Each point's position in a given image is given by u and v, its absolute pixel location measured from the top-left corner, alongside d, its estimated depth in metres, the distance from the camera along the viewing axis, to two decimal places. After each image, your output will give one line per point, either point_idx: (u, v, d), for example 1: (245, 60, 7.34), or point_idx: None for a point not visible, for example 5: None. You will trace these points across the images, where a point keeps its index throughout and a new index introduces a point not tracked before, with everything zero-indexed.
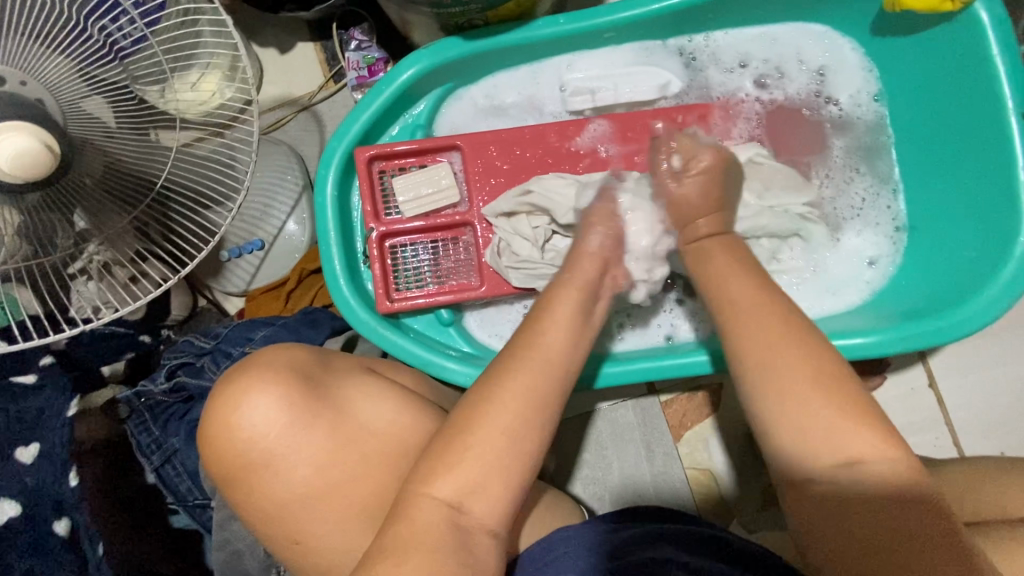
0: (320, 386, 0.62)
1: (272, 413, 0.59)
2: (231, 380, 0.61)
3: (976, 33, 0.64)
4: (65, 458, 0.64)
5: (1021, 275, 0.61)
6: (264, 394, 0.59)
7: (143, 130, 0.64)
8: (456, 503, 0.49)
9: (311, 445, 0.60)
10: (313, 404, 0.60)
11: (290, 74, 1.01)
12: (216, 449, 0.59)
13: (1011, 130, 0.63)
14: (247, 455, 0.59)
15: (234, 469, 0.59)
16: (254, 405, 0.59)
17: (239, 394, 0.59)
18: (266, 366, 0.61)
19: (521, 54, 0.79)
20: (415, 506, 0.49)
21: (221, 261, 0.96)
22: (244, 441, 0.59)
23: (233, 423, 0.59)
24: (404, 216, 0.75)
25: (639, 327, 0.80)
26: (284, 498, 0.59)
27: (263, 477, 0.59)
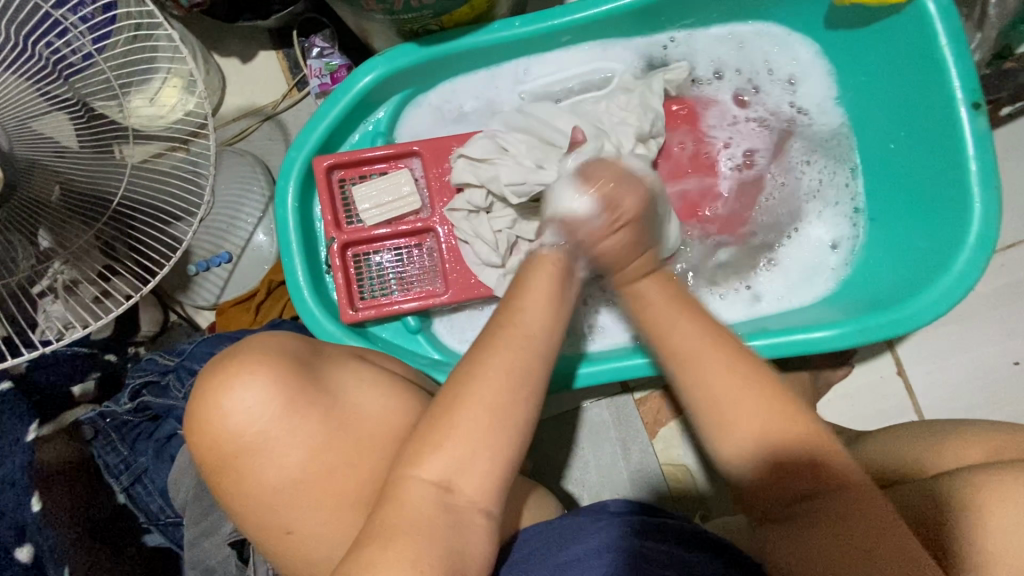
0: (315, 369, 0.60)
1: (265, 395, 0.56)
2: (220, 365, 0.57)
3: (923, 23, 0.64)
4: (26, 483, 0.62)
5: (973, 264, 0.62)
6: (257, 376, 0.56)
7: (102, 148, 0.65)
8: (446, 484, 0.49)
9: (304, 429, 0.57)
10: (307, 387, 0.58)
11: (253, 83, 1.00)
12: (202, 437, 0.56)
13: (960, 120, 0.63)
14: (238, 440, 0.56)
15: (222, 456, 0.56)
16: (244, 387, 0.56)
17: (230, 377, 0.56)
18: (259, 348, 0.58)
19: (479, 58, 0.79)
20: (405, 485, 0.49)
21: (189, 274, 0.95)
22: (235, 427, 0.56)
23: (223, 407, 0.56)
24: (366, 225, 0.75)
25: (606, 328, 0.81)
26: (278, 484, 0.56)
27: (255, 463, 0.56)
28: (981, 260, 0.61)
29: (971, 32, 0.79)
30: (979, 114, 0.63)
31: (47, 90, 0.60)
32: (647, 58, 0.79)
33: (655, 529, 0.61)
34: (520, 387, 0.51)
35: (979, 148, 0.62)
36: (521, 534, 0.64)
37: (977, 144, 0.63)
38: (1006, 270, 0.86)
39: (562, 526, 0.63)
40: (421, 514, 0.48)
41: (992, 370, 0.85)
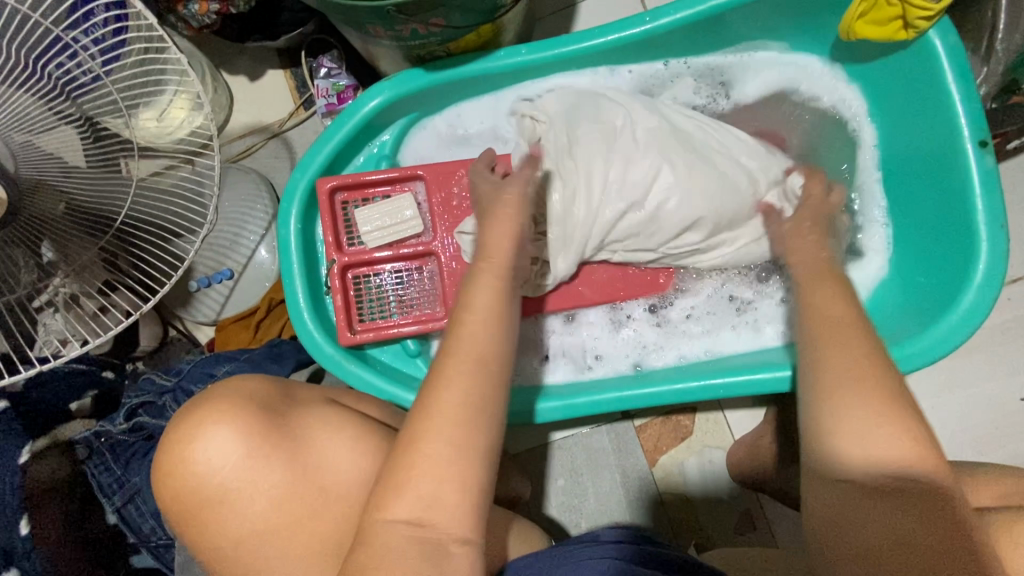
0: (282, 417, 0.57)
1: (228, 444, 0.54)
2: (184, 419, 0.56)
3: (931, 60, 0.64)
4: (16, 504, 0.63)
5: (984, 301, 0.61)
6: (223, 426, 0.54)
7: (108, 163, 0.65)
8: (416, 519, 0.47)
9: (268, 479, 0.55)
10: (272, 434, 0.56)
11: (260, 101, 1.00)
12: (169, 487, 0.54)
13: (968, 157, 0.63)
14: (202, 492, 0.54)
15: (185, 508, 0.54)
16: (209, 437, 0.54)
17: (197, 427, 0.54)
18: (227, 395, 0.57)
19: (484, 84, 0.79)
20: (374, 532, 0.47)
21: (189, 290, 0.94)
22: (201, 475, 0.53)
23: (188, 458, 0.54)
24: (367, 247, 0.75)
25: (604, 357, 0.80)
26: (241, 533, 0.54)
27: (220, 514, 0.54)
28: (989, 298, 0.61)
29: (977, 66, 0.79)
30: (986, 153, 0.62)
31: (59, 107, 0.60)
32: (653, 87, 0.79)
33: (645, 553, 0.60)
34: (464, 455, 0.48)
35: (987, 186, 0.62)
36: (514, 562, 0.62)
37: (984, 181, 0.62)
38: (1012, 304, 0.85)
39: (553, 554, 0.62)
40: (408, 543, 0.47)
41: (998, 404, 0.84)
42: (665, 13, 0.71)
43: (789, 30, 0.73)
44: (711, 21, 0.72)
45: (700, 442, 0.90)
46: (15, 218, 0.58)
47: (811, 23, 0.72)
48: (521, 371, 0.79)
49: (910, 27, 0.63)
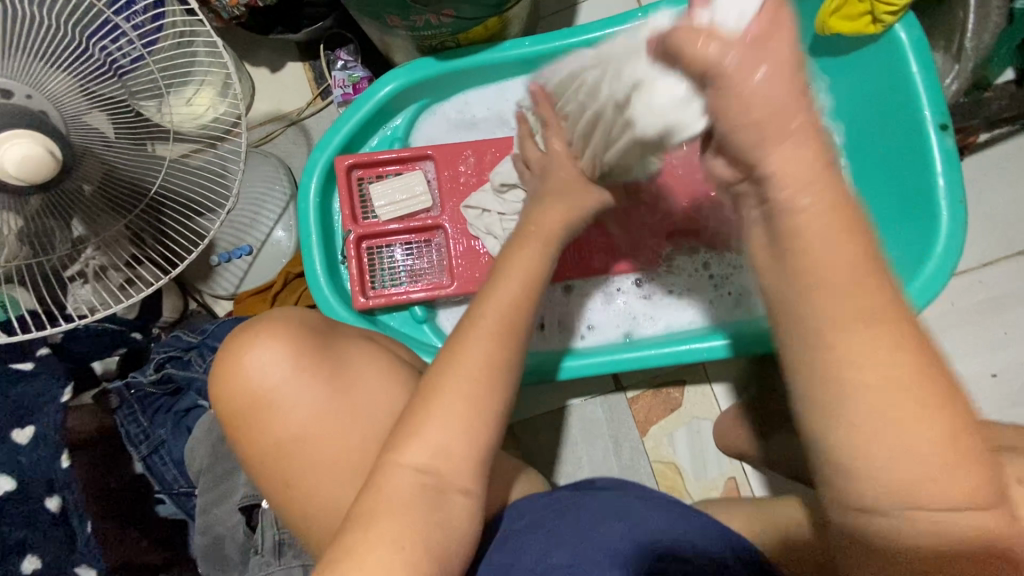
0: (330, 340, 0.60)
1: (282, 355, 0.57)
2: (241, 332, 0.59)
3: (899, 51, 0.70)
4: (57, 441, 0.70)
5: (942, 268, 0.67)
6: (280, 340, 0.58)
7: (140, 143, 0.69)
8: (426, 467, 0.50)
9: (314, 393, 0.57)
10: (322, 352, 0.59)
11: (281, 91, 1.07)
12: (225, 388, 0.58)
13: (930, 138, 0.69)
14: (250, 396, 0.57)
15: (235, 410, 0.58)
16: (265, 347, 0.57)
17: (254, 338, 0.58)
18: (287, 316, 0.60)
19: (491, 73, 0.86)
20: (388, 474, 0.50)
21: (211, 265, 1.00)
22: (252, 381, 0.57)
23: (243, 364, 0.57)
24: (381, 220, 0.81)
25: (598, 327, 0.85)
26: (284, 438, 0.57)
27: (266, 418, 0.57)
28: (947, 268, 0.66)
29: (949, 63, 0.85)
30: (946, 134, 0.68)
31: (98, 87, 0.64)
32: None
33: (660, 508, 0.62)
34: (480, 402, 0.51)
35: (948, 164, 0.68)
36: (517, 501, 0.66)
37: (945, 161, 0.68)
38: (983, 287, 0.90)
39: (561, 500, 0.64)
40: (417, 490, 0.49)
41: (971, 381, 0.89)
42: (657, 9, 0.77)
43: None
44: None
45: (689, 414, 0.95)
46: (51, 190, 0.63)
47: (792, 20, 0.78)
48: None
49: (877, 21, 0.69)
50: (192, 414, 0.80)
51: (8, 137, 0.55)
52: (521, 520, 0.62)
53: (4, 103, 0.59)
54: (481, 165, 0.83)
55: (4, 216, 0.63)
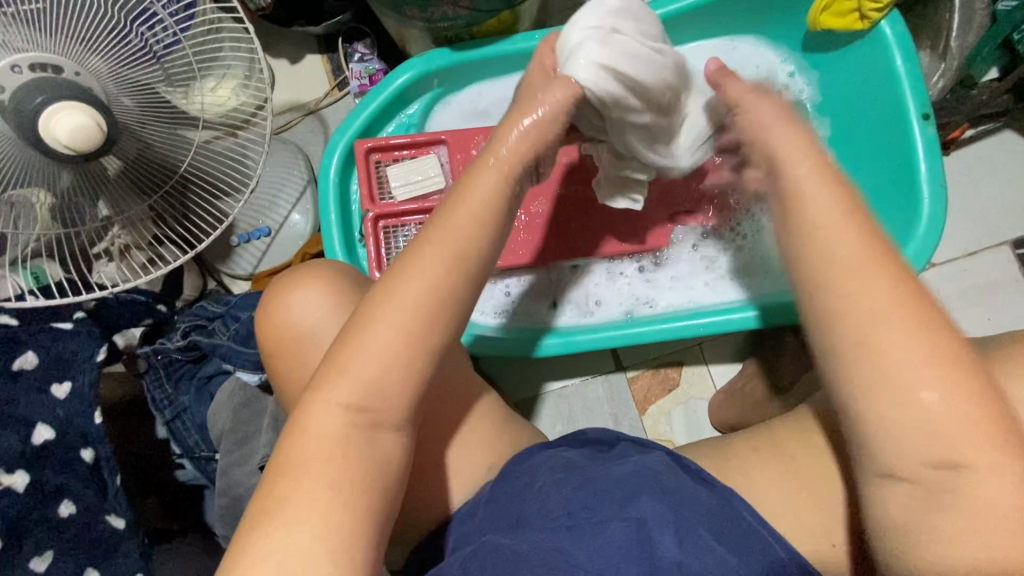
0: (368, 290, 0.65)
1: (325, 297, 0.61)
2: (288, 278, 0.64)
3: (884, 46, 0.74)
4: (93, 398, 0.67)
5: (920, 255, 0.71)
6: (314, 286, 0.62)
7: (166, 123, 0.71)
8: (356, 407, 0.49)
9: (350, 333, 0.61)
10: (361, 298, 0.63)
11: (299, 82, 1.12)
12: (269, 326, 0.62)
13: (912, 130, 0.73)
14: (289, 334, 0.61)
15: (277, 343, 0.62)
16: (312, 289, 0.61)
17: (293, 284, 0.62)
18: (322, 266, 0.64)
19: (502, 65, 0.90)
20: (312, 413, 0.48)
21: (230, 245, 1.05)
22: (293, 318, 0.61)
23: (289, 303, 0.61)
24: (397, 200, 0.85)
25: (601, 306, 0.90)
26: (322, 370, 0.60)
27: (301, 354, 0.61)
28: (929, 248, 0.70)
29: (936, 62, 0.90)
30: (928, 124, 0.72)
31: (132, 72, 0.67)
32: None
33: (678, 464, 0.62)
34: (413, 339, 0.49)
35: (929, 153, 0.72)
36: (526, 448, 0.68)
37: (927, 149, 0.72)
38: (967, 275, 0.94)
39: (562, 458, 0.63)
40: (349, 430, 0.48)
41: None
42: (660, 5, 0.82)
43: (768, 24, 0.84)
44: (701, 13, 0.83)
45: (686, 393, 0.99)
46: (84, 165, 0.67)
47: (787, 16, 0.83)
48: (527, 315, 0.89)
49: (864, 18, 0.73)
50: (215, 381, 0.85)
51: (63, 108, 0.60)
52: (519, 475, 0.63)
53: (55, 77, 0.62)
54: None
55: (37, 192, 0.67)
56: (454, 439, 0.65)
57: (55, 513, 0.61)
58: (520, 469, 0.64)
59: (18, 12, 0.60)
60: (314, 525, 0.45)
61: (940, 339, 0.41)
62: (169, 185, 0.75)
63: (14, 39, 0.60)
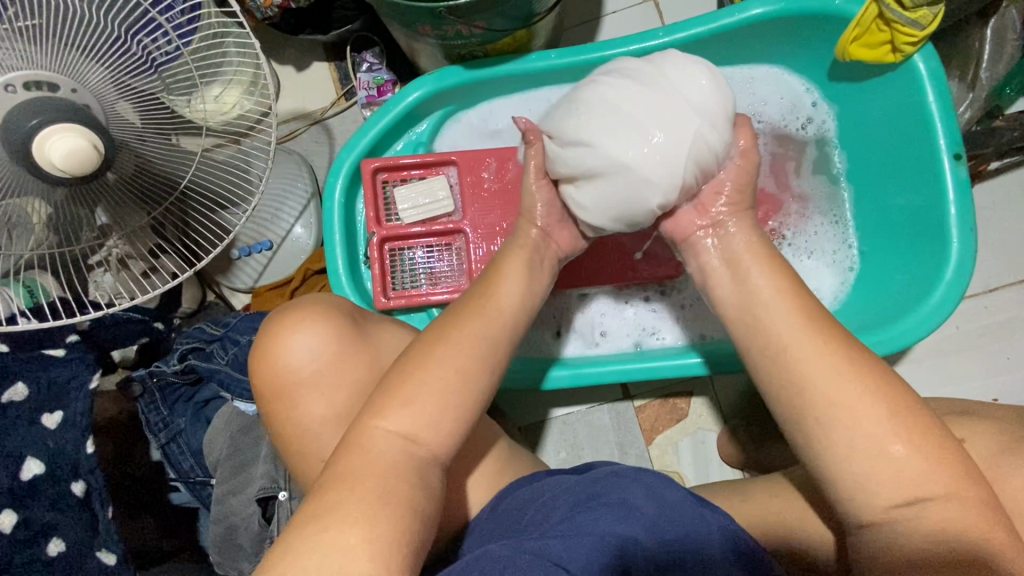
0: (364, 325, 0.63)
1: (321, 338, 0.59)
2: (280, 316, 0.61)
3: (916, 80, 0.71)
4: (86, 425, 0.65)
5: (950, 298, 0.68)
6: (311, 324, 0.59)
7: (166, 134, 0.68)
8: (412, 435, 0.50)
9: (349, 376, 0.59)
10: (355, 336, 0.61)
11: (305, 90, 1.09)
12: (264, 369, 0.60)
13: (943, 167, 0.70)
14: (286, 379, 0.59)
15: (274, 389, 0.60)
16: (306, 329, 0.59)
17: (289, 324, 0.59)
18: (316, 303, 0.62)
19: (515, 83, 0.87)
20: (367, 437, 0.49)
21: (231, 258, 1.02)
22: (290, 362, 0.59)
23: (283, 347, 0.59)
24: (404, 222, 0.83)
25: (608, 336, 0.87)
26: (325, 415, 0.59)
27: (300, 397, 0.59)
28: (955, 294, 0.67)
29: (962, 92, 0.86)
30: (960, 164, 0.69)
31: (134, 83, 0.64)
32: None
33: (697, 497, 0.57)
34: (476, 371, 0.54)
35: (959, 193, 0.69)
36: (531, 474, 0.66)
37: (958, 190, 0.69)
38: (987, 311, 0.91)
39: (557, 482, 0.60)
40: (400, 454, 0.49)
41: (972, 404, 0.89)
42: (681, 28, 0.78)
43: (792, 50, 0.81)
44: (723, 37, 0.80)
45: (694, 423, 0.97)
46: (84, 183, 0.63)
47: (812, 43, 0.79)
48: (532, 344, 0.87)
49: (897, 50, 0.71)
50: (212, 405, 0.82)
51: (59, 130, 0.57)
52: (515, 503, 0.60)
53: (50, 95, 0.59)
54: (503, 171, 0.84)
55: (32, 201, 0.63)
56: (458, 481, 0.62)
57: (43, 552, 0.59)
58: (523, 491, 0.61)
59: (15, 28, 0.57)
60: (363, 530, 0.43)
61: (903, 407, 0.48)
62: (171, 200, 0.72)
63: (8, 53, 0.57)
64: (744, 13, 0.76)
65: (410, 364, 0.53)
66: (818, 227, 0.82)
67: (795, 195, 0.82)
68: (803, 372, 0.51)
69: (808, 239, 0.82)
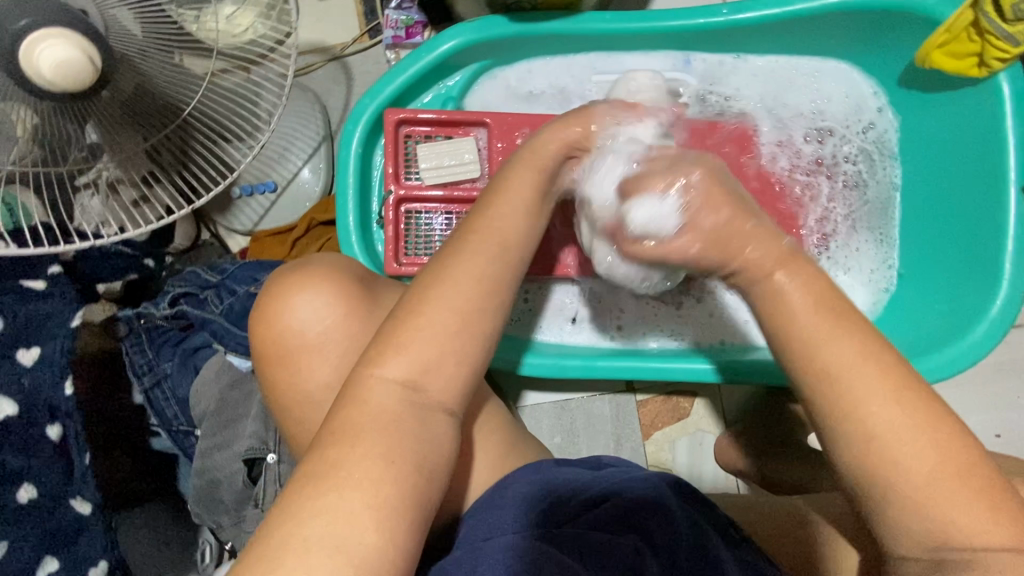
0: (371, 298, 0.57)
1: (331, 303, 0.54)
2: (284, 277, 0.56)
3: (996, 101, 0.66)
4: (65, 364, 0.61)
5: (991, 337, 0.65)
6: (309, 292, 0.55)
7: (169, 51, 0.60)
8: (412, 380, 0.45)
9: (359, 347, 0.55)
10: (365, 308, 0.56)
11: (326, 21, 0.99)
12: (263, 329, 0.55)
13: (1007, 198, 0.66)
14: (286, 345, 0.55)
15: (275, 352, 0.55)
16: (315, 292, 0.55)
17: (291, 289, 0.55)
18: (319, 267, 0.57)
19: (560, 44, 0.80)
20: (365, 387, 0.44)
21: (231, 196, 0.95)
22: (291, 328, 0.54)
23: (289, 305, 0.54)
24: (424, 183, 0.77)
25: (627, 330, 0.84)
26: (332, 383, 0.55)
27: (295, 373, 0.55)
28: (998, 332, 0.64)
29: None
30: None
31: None
32: (717, 74, 0.79)
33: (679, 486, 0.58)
34: (479, 314, 0.47)
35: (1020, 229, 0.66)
36: (536, 463, 0.61)
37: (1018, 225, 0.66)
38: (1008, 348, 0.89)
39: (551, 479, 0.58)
40: (392, 435, 0.43)
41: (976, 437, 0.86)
42: (752, 7, 0.71)
43: (865, 48, 0.75)
44: (796, 22, 0.73)
45: (694, 424, 0.95)
46: (82, 98, 0.56)
47: (887, 41, 0.73)
48: (543, 329, 0.84)
49: (983, 65, 0.65)
50: (200, 354, 0.77)
51: (50, 36, 0.50)
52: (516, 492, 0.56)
53: None
54: None
55: (17, 110, 0.55)
56: (459, 472, 0.59)
57: (13, 499, 0.55)
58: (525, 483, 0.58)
59: None
60: (366, 499, 0.41)
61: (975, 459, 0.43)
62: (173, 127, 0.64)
63: None
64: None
65: (403, 300, 0.48)
66: (858, 243, 0.77)
67: (840, 207, 0.78)
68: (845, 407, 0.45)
69: (847, 255, 0.77)
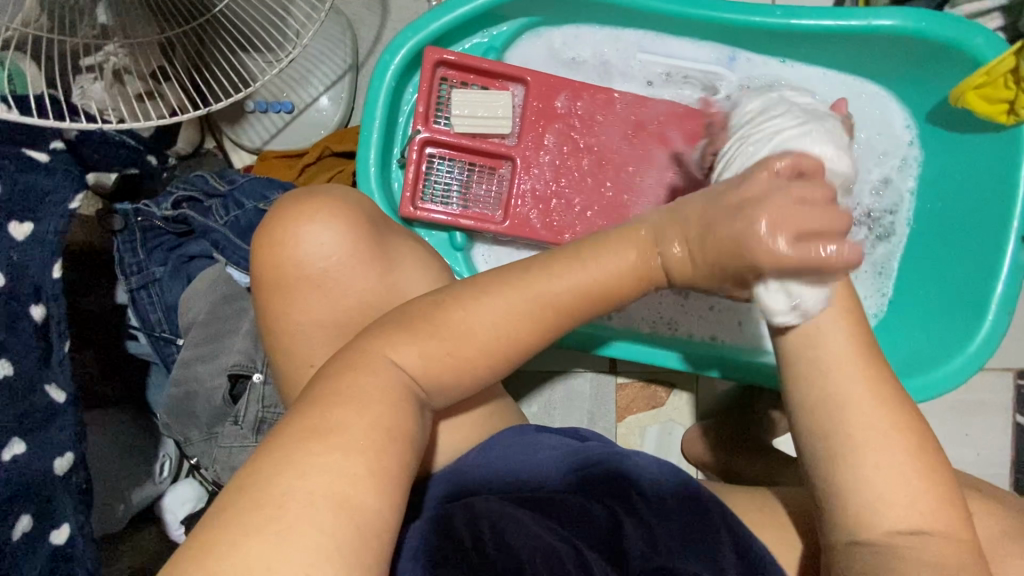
0: (387, 236, 0.57)
1: (344, 237, 0.53)
2: (299, 202, 0.54)
3: (1015, 150, 0.70)
4: (56, 247, 0.58)
5: (965, 370, 0.68)
6: (326, 221, 0.53)
7: None
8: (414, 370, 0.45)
9: (373, 277, 0.54)
10: (377, 245, 0.55)
11: None
12: (275, 255, 0.53)
13: (1005, 244, 0.70)
14: (291, 274, 0.53)
15: (278, 276, 0.53)
16: (326, 224, 0.53)
17: (306, 214, 0.53)
18: (338, 200, 0.55)
19: (612, 16, 0.78)
20: (370, 355, 0.45)
21: (244, 110, 0.91)
22: (298, 254, 0.52)
23: (297, 235, 0.52)
24: (452, 129, 0.75)
25: (627, 314, 0.84)
26: (339, 308, 0.54)
27: (301, 295, 0.53)
28: (972, 367, 0.68)
29: None
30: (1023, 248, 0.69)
31: None
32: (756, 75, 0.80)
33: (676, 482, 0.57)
34: (542, 315, 0.48)
35: (1011, 275, 0.69)
36: (520, 425, 0.63)
37: (1011, 271, 0.69)
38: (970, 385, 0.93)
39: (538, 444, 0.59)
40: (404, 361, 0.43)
41: None
42: (807, 14, 0.72)
43: (904, 76, 0.76)
44: (844, 38, 0.74)
45: (666, 414, 0.98)
46: None
47: (926, 73, 0.74)
48: None
49: (1012, 112, 0.67)
50: (196, 263, 0.75)
51: None
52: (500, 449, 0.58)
53: None
54: (575, 109, 0.77)
55: None
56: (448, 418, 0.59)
57: None
58: (509, 442, 0.59)
59: None
60: (368, 442, 0.40)
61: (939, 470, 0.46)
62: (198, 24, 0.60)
63: None
64: (875, 20, 0.70)
65: (488, 282, 0.49)
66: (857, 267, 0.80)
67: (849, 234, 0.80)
68: (853, 423, 0.46)
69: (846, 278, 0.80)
